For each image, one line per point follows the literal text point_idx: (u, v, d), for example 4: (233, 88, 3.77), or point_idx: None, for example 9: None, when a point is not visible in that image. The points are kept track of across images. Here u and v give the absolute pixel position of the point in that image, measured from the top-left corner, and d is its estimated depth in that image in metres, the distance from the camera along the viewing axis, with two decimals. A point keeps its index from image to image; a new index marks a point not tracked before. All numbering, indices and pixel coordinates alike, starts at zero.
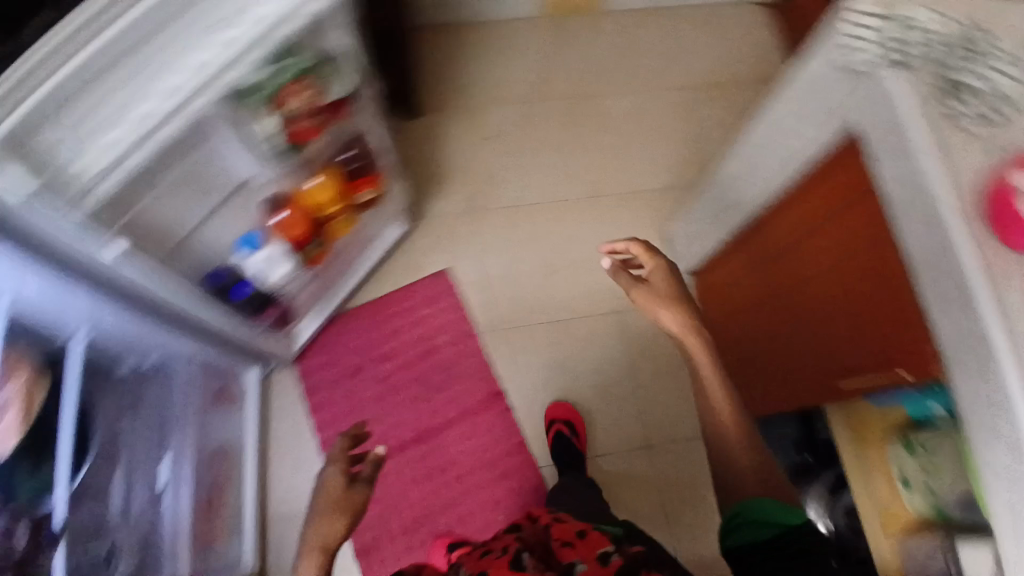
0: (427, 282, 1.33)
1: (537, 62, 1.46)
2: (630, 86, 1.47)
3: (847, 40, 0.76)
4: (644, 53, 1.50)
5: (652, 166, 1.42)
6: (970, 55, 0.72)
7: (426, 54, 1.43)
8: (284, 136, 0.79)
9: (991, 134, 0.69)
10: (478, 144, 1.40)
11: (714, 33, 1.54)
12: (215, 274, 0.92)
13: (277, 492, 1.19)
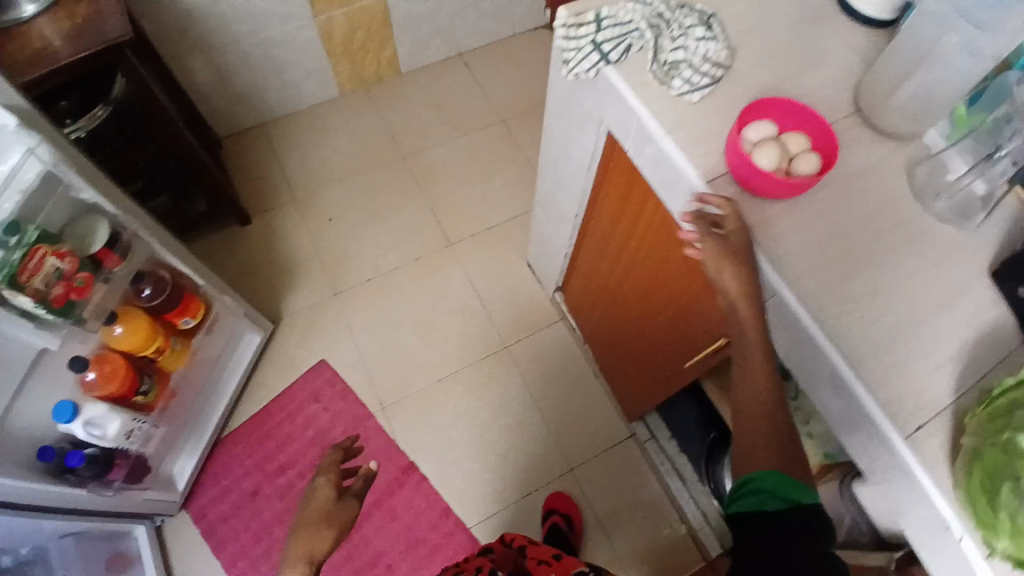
0: (306, 380, 1.29)
1: (356, 135, 1.50)
2: (450, 131, 1.52)
3: (567, 52, 0.79)
4: (457, 98, 1.55)
5: (493, 200, 1.46)
6: (676, 28, 0.75)
7: (244, 160, 1.45)
8: (53, 304, 0.75)
9: (711, 100, 0.74)
10: (320, 229, 1.41)
11: (515, 60, 1.61)
12: (45, 453, 0.87)
13: None
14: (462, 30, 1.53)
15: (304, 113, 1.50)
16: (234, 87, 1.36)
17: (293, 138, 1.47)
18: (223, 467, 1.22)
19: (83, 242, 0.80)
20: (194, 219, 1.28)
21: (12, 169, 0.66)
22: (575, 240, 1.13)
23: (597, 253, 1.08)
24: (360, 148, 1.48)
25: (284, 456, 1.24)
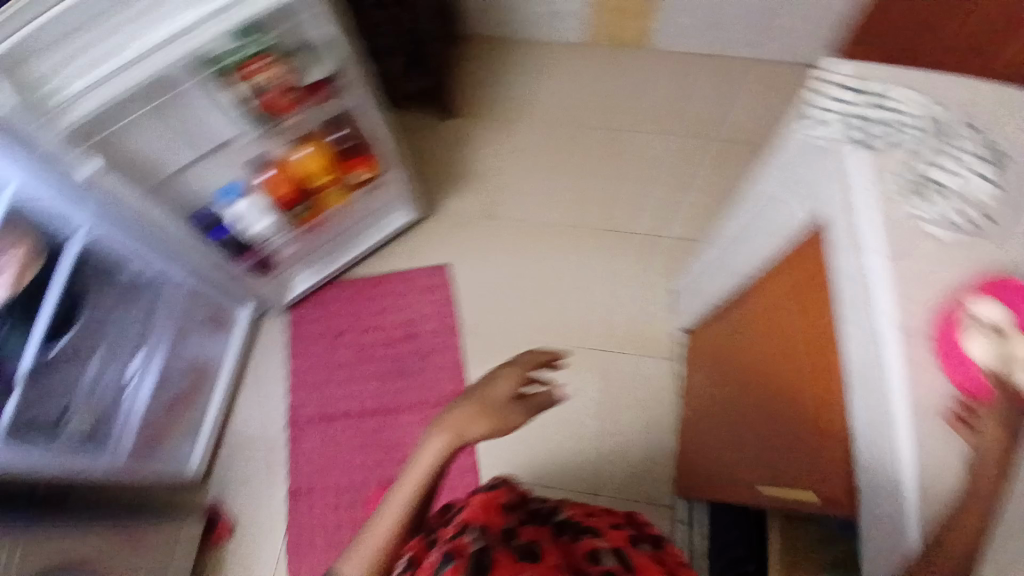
0: (423, 271, 1.36)
1: (581, 87, 1.52)
2: (667, 124, 1.48)
3: (814, 115, 0.65)
4: (691, 97, 1.50)
5: (670, 210, 1.40)
6: (948, 149, 0.61)
7: (481, 64, 1.55)
8: (258, 105, 0.85)
9: (961, 248, 0.56)
10: (506, 153, 1.46)
11: (772, 91, 1.51)
12: (202, 215, 1.00)
13: (238, 424, 1.27)
14: (729, 34, 1.48)
15: (547, 47, 1.56)
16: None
17: (526, 64, 1.54)
18: (325, 301, 1.35)
19: (305, 71, 0.87)
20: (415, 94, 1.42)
21: None
22: (727, 298, 1.01)
23: (738, 327, 0.93)
24: (576, 101, 1.51)
25: (372, 320, 1.34)
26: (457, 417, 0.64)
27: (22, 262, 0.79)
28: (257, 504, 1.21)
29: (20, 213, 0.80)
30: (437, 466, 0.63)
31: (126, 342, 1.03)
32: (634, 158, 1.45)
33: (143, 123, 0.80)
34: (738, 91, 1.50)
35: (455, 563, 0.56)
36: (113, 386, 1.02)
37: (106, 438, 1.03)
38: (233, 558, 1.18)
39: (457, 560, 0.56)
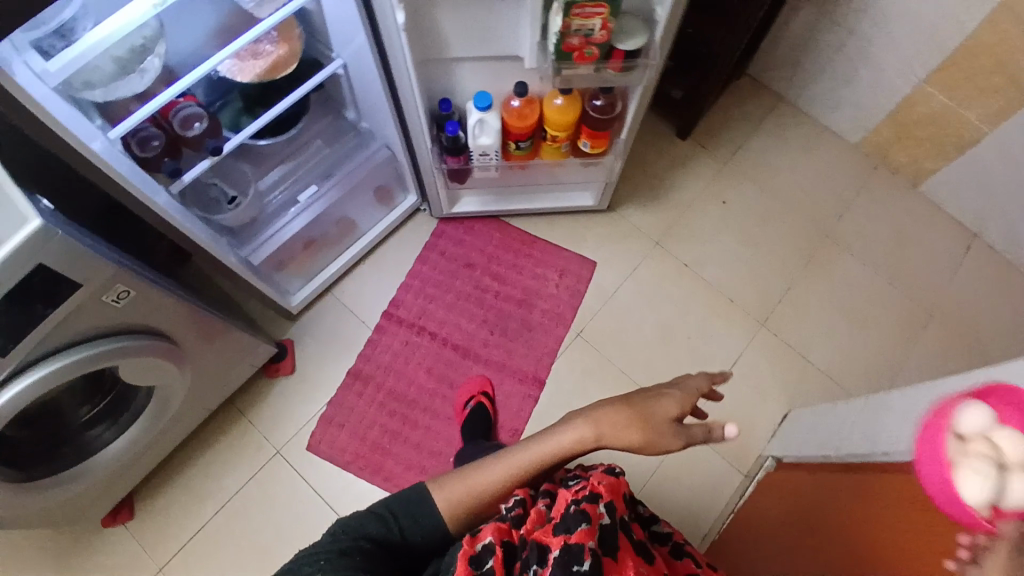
0: (571, 257, 1.35)
1: (815, 177, 1.45)
2: (875, 260, 1.38)
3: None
4: (917, 256, 1.39)
5: (829, 339, 1.31)
6: None
7: (738, 103, 1.50)
8: (559, 42, 0.85)
9: None
10: (709, 194, 1.42)
11: (1003, 294, 1.36)
12: (445, 104, 1.02)
13: (348, 286, 1.32)
14: (998, 220, 1.35)
15: (810, 126, 1.49)
16: (799, 57, 1.42)
17: (781, 129, 1.48)
18: (475, 230, 1.37)
19: (620, 35, 0.87)
20: (665, 97, 1.42)
21: None
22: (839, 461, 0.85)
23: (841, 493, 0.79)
24: (804, 190, 1.43)
25: (502, 271, 1.34)
26: (602, 414, 0.71)
27: (277, 57, 0.95)
28: (323, 362, 1.27)
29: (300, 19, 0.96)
30: (572, 446, 0.71)
31: (315, 167, 1.16)
32: (824, 270, 1.37)
33: (453, 6, 0.83)
34: (970, 281, 1.37)
35: (589, 529, 0.60)
36: (286, 201, 1.14)
37: (254, 237, 1.13)
38: (281, 393, 1.25)
39: (590, 526, 0.61)
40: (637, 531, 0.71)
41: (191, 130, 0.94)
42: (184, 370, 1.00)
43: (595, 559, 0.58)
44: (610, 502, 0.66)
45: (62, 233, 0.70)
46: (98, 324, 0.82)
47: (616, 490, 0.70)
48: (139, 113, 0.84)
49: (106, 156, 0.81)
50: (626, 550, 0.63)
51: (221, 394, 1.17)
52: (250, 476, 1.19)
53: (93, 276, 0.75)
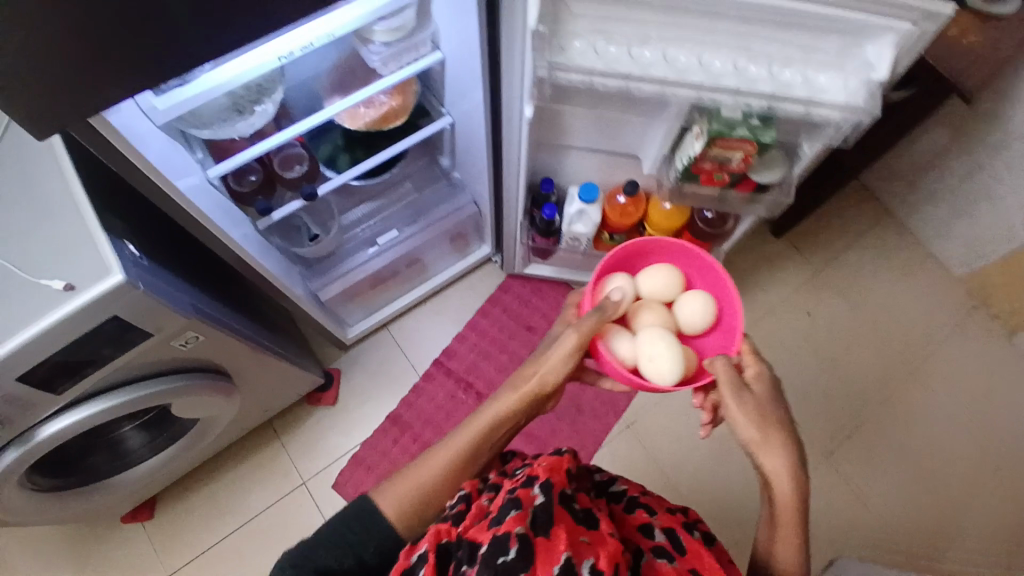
0: None
1: (908, 305, 1.35)
2: (958, 409, 1.29)
3: None
4: (1005, 413, 1.29)
5: (889, 485, 1.23)
6: None
7: (841, 209, 1.41)
8: (690, 165, 0.78)
9: None
10: (792, 302, 1.34)
11: None
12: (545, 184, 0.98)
13: (404, 325, 1.30)
14: None
15: (914, 249, 1.38)
16: (918, 178, 1.31)
17: (882, 246, 1.38)
18: (542, 293, 1.32)
19: (757, 166, 0.79)
20: None
21: (820, 85, 0.69)
22: None
23: None
24: (894, 318, 1.34)
25: None
26: (518, 379, 0.75)
27: (388, 106, 0.93)
28: (365, 399, 1.25)
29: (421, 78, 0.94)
30: (508, 414, 0.71)
31: (400, 212, 1.14)
32: (898, 408, 1.28)
33: (586, 111, 0.79)
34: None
35: (520, 513, 0.56)
36: (366, 240, 1.13)
37: (326, 271, 1.11)
38: (317, 423, 1.22)
39: (522, 510, 0.56)
40: (584, 501, 0.65)
41: (290, 173, 0.92)
42: (233, 404, 0.97)
43: (523, 542, 0.53)
44: (547, 481, 0.60)
45: (142, 287, 0.65)
46: (160, 361, 0.80)
47: (557, 466, 0.65)
48: (243, 154, 0.81)
49: (197, 200, 0.76)
50: (567, 523, 0.58)
51: (259, 418, 1.15)
52: (271, 502, 1.17)
53: (166, 325, 0.72)
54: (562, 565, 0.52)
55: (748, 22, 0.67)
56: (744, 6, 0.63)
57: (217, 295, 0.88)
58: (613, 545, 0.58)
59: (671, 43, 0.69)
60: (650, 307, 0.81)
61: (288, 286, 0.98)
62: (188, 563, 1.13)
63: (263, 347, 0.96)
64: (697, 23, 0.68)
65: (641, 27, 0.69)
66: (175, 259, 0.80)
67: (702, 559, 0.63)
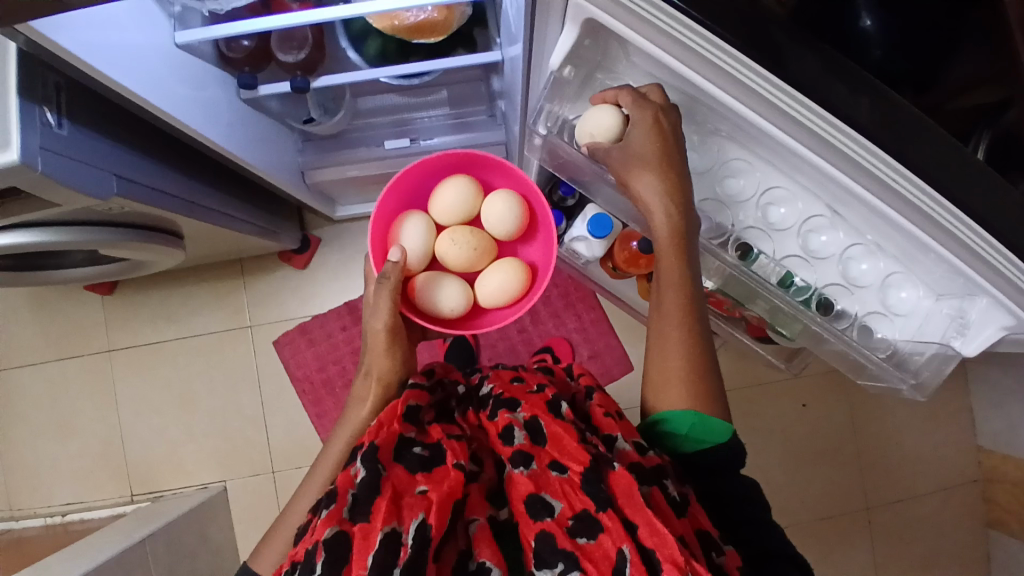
0: (616, 348, 1.18)
1: (917, 452, 1.16)
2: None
3: None
4: None
5: None
6: None
7: None
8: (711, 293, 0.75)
9: None
10: (797, 389, 1.16)
11: None
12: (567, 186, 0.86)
13: None
14: None
15: (961, 396, 1.15)
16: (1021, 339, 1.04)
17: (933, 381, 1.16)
18: None
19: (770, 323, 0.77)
20: None
21: (888, 307, 0.59)
22: None
23: None
24: (891, 453, 1.16)
25: (539, 313, 1.19)
26: (360, 390, 0.67)
27: (427, 17, 0.77)
28: (334, 276, 1.22)
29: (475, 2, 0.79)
30: (360, 431, 0.63)
31: (426, 122, 1.02)
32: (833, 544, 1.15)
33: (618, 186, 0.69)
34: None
35: (335, 508, 0.49)
36: (379, 136, 1.02)
37: (329, 148, 1.03)
38: (282, 278, 1.22)
39: (337, 505, 0.49)
40: (436, 432, 0.58)
41: (288, 59, 0.83)
42: (174, 252, 0.99)
43: (335, 551, 0.47)
44: (371, 450, 0.52)
45: (38, 169, 0.61)
46: (70, 212, 0.75)
47: (391, 418, 0.56)
48: (215, 29, 0.71)
49: (122, 77, 0.64)
50: (396, 483, 0.51)
51: (224, 256, 1.14)
52: (217, 330, 1.21)
53: (79, 199, 0.70)
54: (381, 548, 0.47)
55: (826, 195, 0.56)
56: (816, 175, 0.53)
57: (167, 158, 0.85)
58: (454, 478, 0.52)
59: (736, 166, 0.60)
60: (449, 234, 0.73)
61: (268, 170, 0.93)
62: (134, 348, 1.22)
63: (211, 213, 0.94)
64: (776, 156, 0.56)
65: (708, 122, 0.59)
66: (112, 116, 0.75)
67: (560, 446, 0.54)
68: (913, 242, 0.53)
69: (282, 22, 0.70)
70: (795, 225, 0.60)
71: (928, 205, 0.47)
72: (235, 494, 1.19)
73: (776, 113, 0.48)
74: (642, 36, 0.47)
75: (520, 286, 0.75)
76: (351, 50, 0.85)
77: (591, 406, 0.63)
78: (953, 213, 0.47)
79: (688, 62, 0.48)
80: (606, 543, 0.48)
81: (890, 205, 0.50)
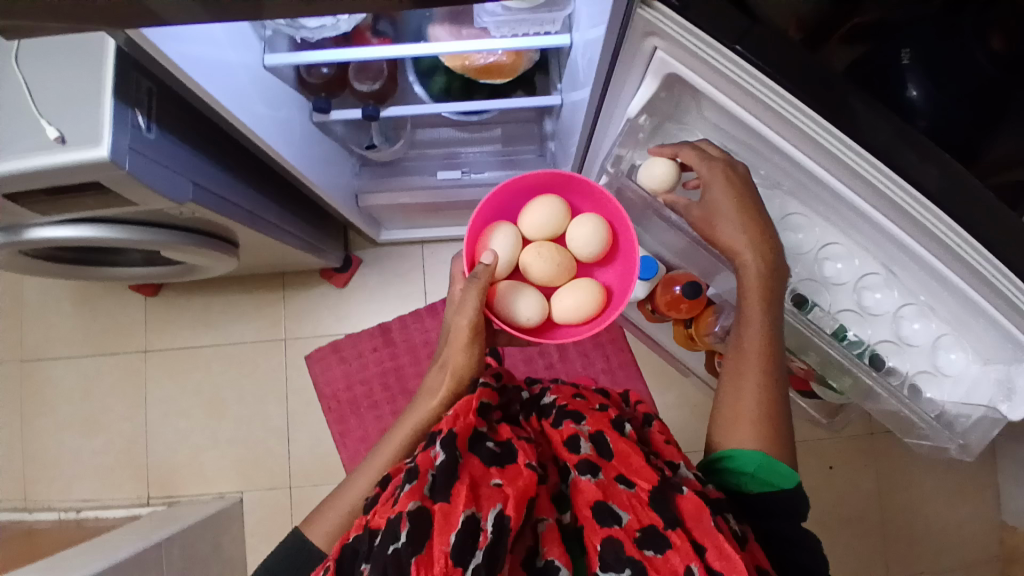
0: (643, 393, 1.19)
1: (940, 526, 1.14)
2: None
3: None
4: None
5: None
6: None
7: None
8: None
9: None
10: (822, 451, 1.16)
11: None
12: None
13: (439, 251, 1.26)
14: None
15: (989, 472, 1.14)
16: None
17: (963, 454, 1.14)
18: None
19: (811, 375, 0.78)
20: None
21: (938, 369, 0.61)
22: None
23: None
24: (917, 525, 1.14)
25: (568, 352, 1.21)
26: (433, 381, 0.70)
27: (495, 60, 0.83)
28: (372, 296, 1.25)
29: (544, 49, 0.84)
30: (432, 419, 0.67)
31: (476, 157, 1.06)
32: None
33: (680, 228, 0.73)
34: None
35: (416, 486, 0.53)
36: (432, 167, 1.07)
37: (384, 175, 1.08)
38: (320, 295, 1.25)
39: (418, 482, 0.53)
40: (505, 431, 0.61)
41: (361, 88, 0.88)
42: (225, 261, 1.03)
43: (416, 522, 0.50)
44: (450, 436, 0.56)
45: (123, 168, 0.64)
46: (143, 213, 0.79)
47: (466, 411, 0.60)
48: (304, 56, 0.76)
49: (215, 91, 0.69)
50: (472, 472, 0.54)
51: (269, 268, 1.17)
52: (251, 340, 1.24)
53: (155, 201, 0.74)
54: (461, 529, 0.49)
55: (881, 252, 0.59)
56: (874, 231, 0.57)
57: (238, 172, 0.89)
58: (527, 477, 0.55)
59: (797, 219, 0.64)
60: (535, 249, 0.74)
61: (327, 189, 0.98)
62: (169, 350, 1.24)
63: (265, 226, 0.97)
64: (833, 213, 0.60)
65: (773, 176, 0.63)
66: (194, 127, 0.80)
67: (626, 462, 0.58)
68: (963, 302, 0.56)
69: (366, 54, 0.74)
70: (849, 283, 0.63)
71: (978, 264, 0.50)
72: (249, 506, 1.19)
73: (839, 169, 0.52)
74: (718, 90, 0.52)
75: (597, 307, 0.74)
76: (418, 85, 0.91)
77: (650, 433, 0.66)
78: (999, 269, 0.50)
79: (758, 117, 0.53)
80: (673, 559, 0.50)
81: (941, 262, 0.53)
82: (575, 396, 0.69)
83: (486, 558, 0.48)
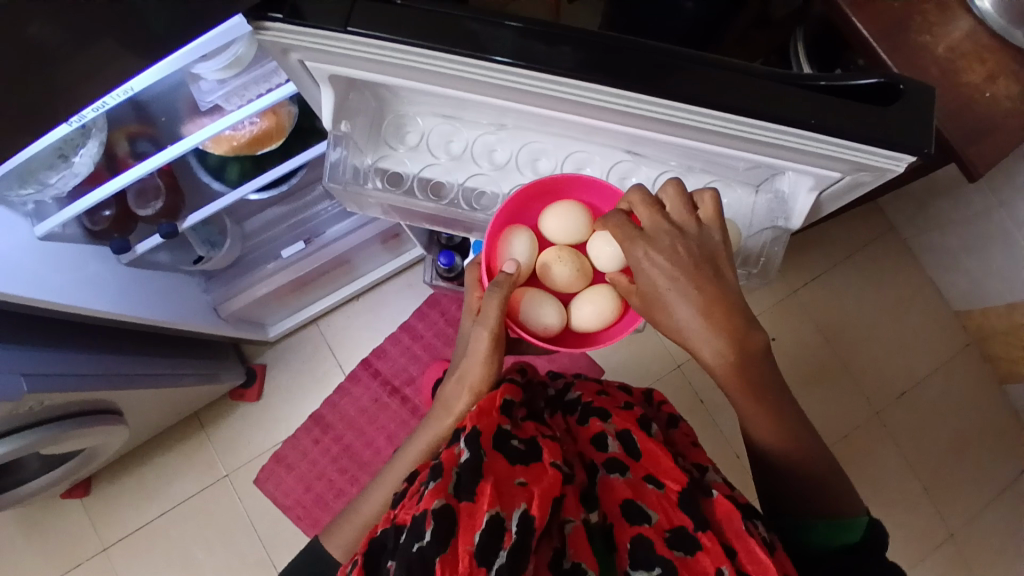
0: (581, 358, 1.19)
1: (898, 336, 1.18)
2: (913, 466, 1.14)
3: None
4: (979, 468, 1.14)
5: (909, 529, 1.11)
6: None
7: (845, 229, 1.21)
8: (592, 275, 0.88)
9: None
10: None
11: None
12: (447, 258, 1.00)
13: (334, 322, 1.26)
14: None
15: (910, 275, 1.20)
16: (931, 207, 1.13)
17: (875, 266, 1.20)
18: None
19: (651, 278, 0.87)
20: None
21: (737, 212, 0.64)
22: None
23: None
24: (872, 357, 1.18)
25: None
26: (450, 393, 0.64)
27: (254, 133, 0.81)
28: (290, 395, 1.24)
29: (297, 99, 0.82)
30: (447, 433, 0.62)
31: (318, 217, 1.04)
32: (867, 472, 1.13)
33: (463, 224, 0.73)
34: (1013, 509, 1.13)
35: (442, 483, 0.48)
36: (275, 249, 1.05)
37: (237, 276, 1.06)
38: (242, 417, 1.23)
39: (443, 480, 0.48)
40: (529, 429, 0.59)
41: (146, 212, 0.85)
42: (121, 430, 0.99)
43: (443, 521, 0.45)
44: (472, 434, 0.53)
45: None
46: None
47: (491, 408, 0.57)
48: (69, 210, 0.74)
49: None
50: (497, 471, 0.51)
51: (176, 415, 1.15)
52: (195, 491, 1.20)
53: None
54: (486, 529, 0.45)
55: (605, 138, 0.60)
56: (584, 125, 0.56)
57: (82, 341, 0.83)
58: (552, 476, 0.52)
59: (530, 146, 0.63)
60: (556, 256, 0.65)
61: (184, 318, 0.96)
62: (121, 542, 1.19)
63: (133, 379, 0.90)
64: (559, 129, 0.60)
65: (493, 120, 0.61)
66: (26, 328, 0.75)
67: (657, 462, 0.58)
68: (691, 149, 0.55)
69: (137, 173, 0.73)
70: (606, 176, 0.64)
71: (690, 120, 0.49)
72: None
73: (508, 90, 0.52)
74: (380, 72, 0.53)
75: (618, 317, 0.66)
76: (215, 181, 0.88)
77: (674, 433, 0.70)
78: (717, 116, 0.48)
79: (412, 74, 0.52)
80: (704, 561, 0.50)
81: (670, 135, 0.53)
82: (600, 393, 0.70)
83: (512, 556, 0.45)
